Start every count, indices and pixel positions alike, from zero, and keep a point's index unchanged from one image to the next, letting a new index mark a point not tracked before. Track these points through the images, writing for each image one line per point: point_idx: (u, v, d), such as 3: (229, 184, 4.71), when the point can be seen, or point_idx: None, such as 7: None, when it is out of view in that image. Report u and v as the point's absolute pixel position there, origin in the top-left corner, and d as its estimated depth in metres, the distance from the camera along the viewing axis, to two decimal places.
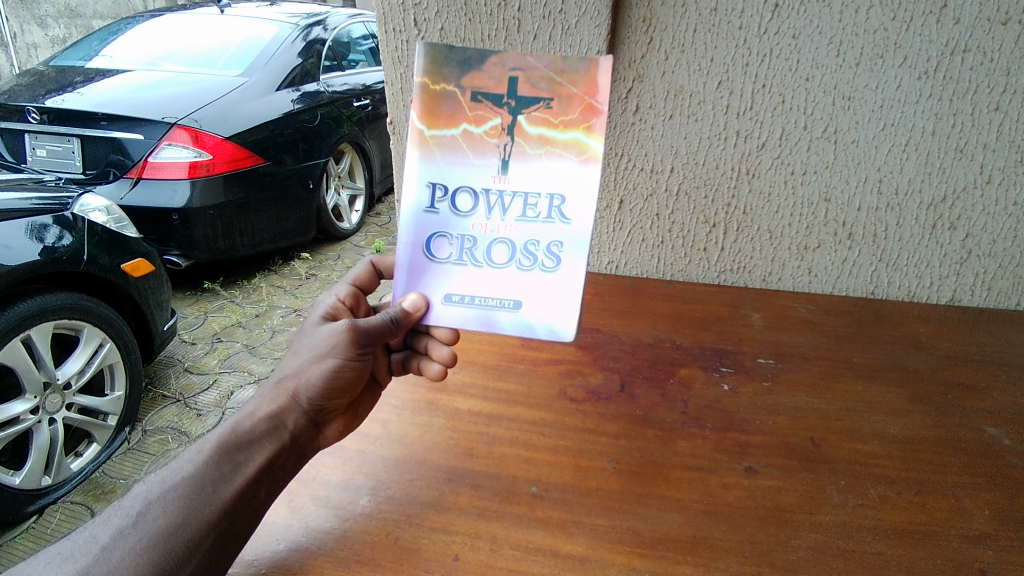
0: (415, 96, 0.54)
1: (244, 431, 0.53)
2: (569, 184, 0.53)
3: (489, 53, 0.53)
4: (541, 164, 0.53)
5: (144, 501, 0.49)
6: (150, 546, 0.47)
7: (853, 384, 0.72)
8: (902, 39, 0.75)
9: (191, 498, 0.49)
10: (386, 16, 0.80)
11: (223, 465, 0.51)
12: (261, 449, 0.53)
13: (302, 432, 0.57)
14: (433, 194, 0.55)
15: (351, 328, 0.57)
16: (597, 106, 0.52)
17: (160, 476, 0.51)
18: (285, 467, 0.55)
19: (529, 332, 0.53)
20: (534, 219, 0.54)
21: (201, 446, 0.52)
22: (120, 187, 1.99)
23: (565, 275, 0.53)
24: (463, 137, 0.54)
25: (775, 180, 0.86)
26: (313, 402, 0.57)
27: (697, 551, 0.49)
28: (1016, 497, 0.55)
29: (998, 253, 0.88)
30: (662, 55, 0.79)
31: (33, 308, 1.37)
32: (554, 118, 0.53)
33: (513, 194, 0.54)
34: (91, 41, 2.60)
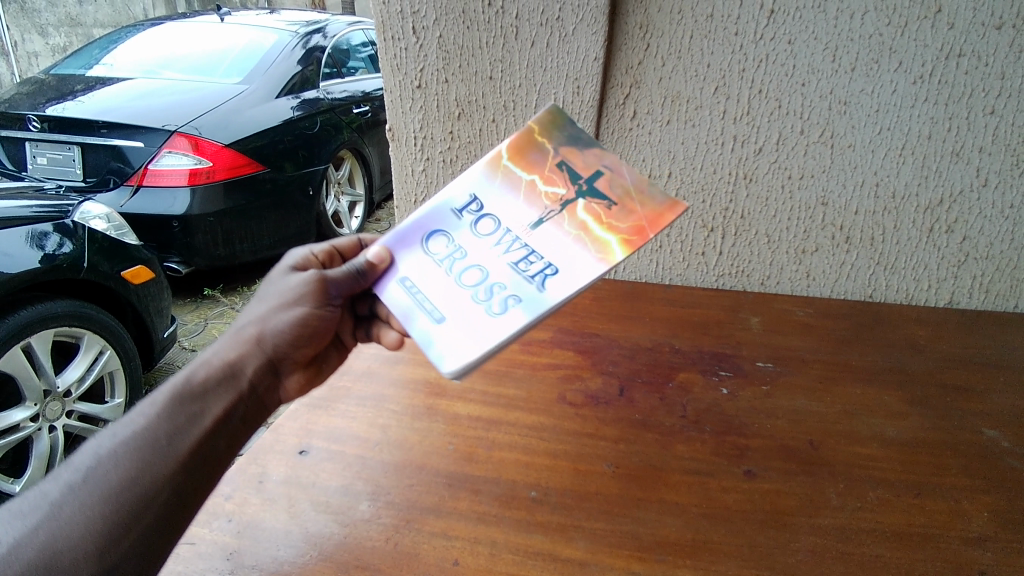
0: (522, 133, 0.61)
1: (200, 380, 0.53)
2: (569, 267, 0.52)
3: (596, 142, 0.58)
4: (562, 241, 0.54)
5: (93, 456, 0.47)
6: (101, 499, 0.44)
7: (852, 387, 0.72)
8: (897, 43, 0.75)
9: (143, 451, 0.47)
10: (385, 24, 0.82)
11: (177, 414, 0.50)
12: (219, 399, 0.53)
13: (261, 384, 0.57)
14: (468, 203, 0.59)
15: (318, 279, 0.61)
16: (648, 232, 0.51)
17: (110, 432, 0.49)
18: (244, 419, 0.55)
19: (424, 347, 0.51)
20: (519, 275, 0.53)
21: (154, 398, 0.51)
22: (120, 195, 2.00)
23: (496, 322, 0.50)
24: (527, 184, 0.58)
25: (772, 185, 0.87)
26: (275, 350, 0.59)
27: (696, 555, 0.49)
28: (1015, 498, 0.56)
29: (996, 256, 0.88)
30: (659, 61, 0.80)
31: (33, 316, 1.38)
32: (605, 217, 0.54)
33: (523, 243, 0.55)
34: (91, 49, 2.62)
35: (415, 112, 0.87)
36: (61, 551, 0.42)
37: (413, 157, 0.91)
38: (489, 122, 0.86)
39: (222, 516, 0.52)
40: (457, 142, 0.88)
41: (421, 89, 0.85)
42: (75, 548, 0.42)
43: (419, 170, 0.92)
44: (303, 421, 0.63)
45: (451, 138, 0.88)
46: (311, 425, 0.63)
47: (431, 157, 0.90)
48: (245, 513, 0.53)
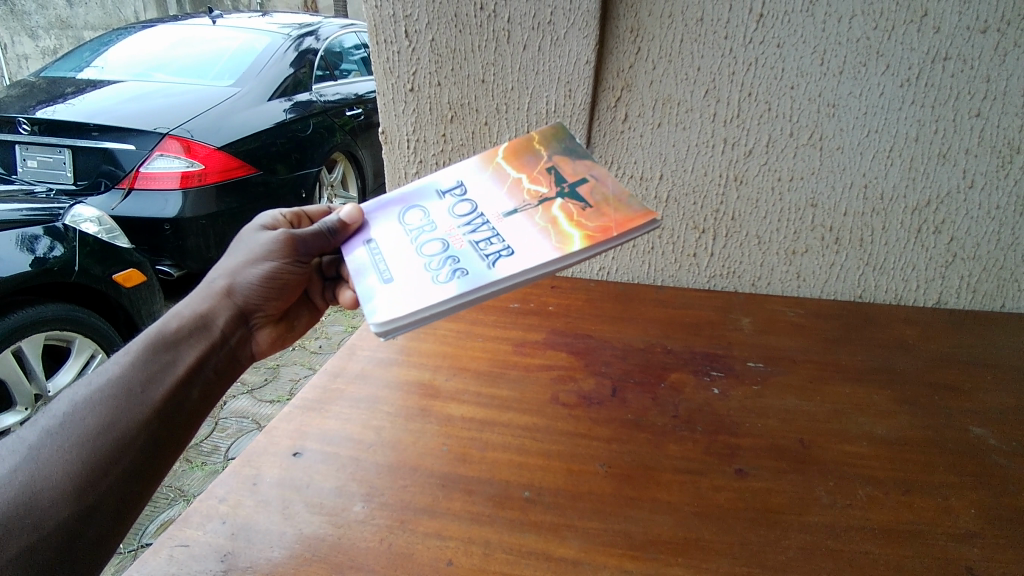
0: (523, 139, 0.71)
1: (173, 331, 0.60)
2: (525, 248, 0.56)
3: (587, 157, 0.66)
4: (529, 228, 0.59)
5: (71, 404, 0.52)
6: (78, 444, 0.50)
7: (841, 386, 0.73)
8: (884, 47, 0.77)
9: (119, 399, 0.53)
10: (377, 27, 0.82)
11: (152, 362, 0.57)
12: (190, 349, 0.60)
13: (230, 335, 0.65)
14: (453, 189, 0.68)
15: (287, 233, 0.67)
16: (611, 231, 0.55)
17: (85, 382, 0.55)
18: (216, 367, 0.62)
19: (365, 299, 0.56)
20: (475, 252, 0.58)
21: (130, 348, 0.57)
22: (112, 198, 1.98)
23: (437, 287, 0.54)
24: (514, 180, 0.66)
25: (762, 187, 0.88)
26: (246, 302, 0.66)
27: (688, 553, 0.49)
28: (1001, 495, 0.56)
29: (983, 256, 0.89)
30: (650, 64, 0.81)
31: (24, 319, 1.38)
32: (577, 217, 0.59)
33: (491, 226, 0.61)
34: (82, 52, 2.60)
35: (408, 115, 0.88)
36: (40, 491, 0.47)
37: (406, 160, 0.91)
38: (481, 125, 0.87)
39: (216, 518, 0.52)
40: (450, 145, 0.89)
41: (414, 92, 0.86)
42: (54, 488, 0.48)
43: (412, 173, 0.92)
44: (297, 423, 0.64)
45: (444, 141, 0.89)
46: (305, 427, 0.63)
47: (424, 160, 0.91)
48: (239, 515, 0.53)
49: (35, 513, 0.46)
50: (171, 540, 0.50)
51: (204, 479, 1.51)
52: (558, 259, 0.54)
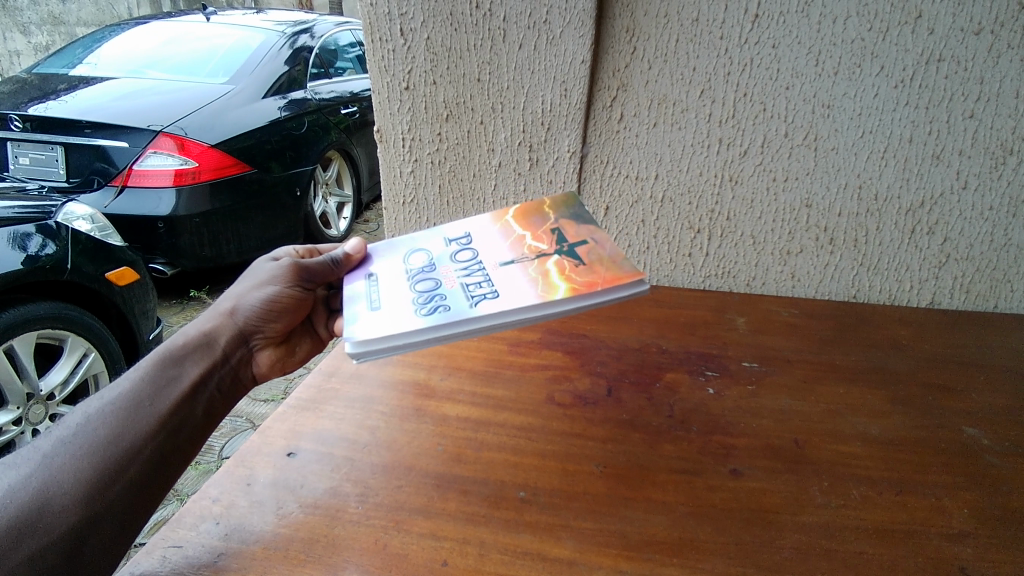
0: (536, 202, 0.74)
1: (179, 348, 0.62)
2: (510, 294, 0.57)
3: (592, 222, 0.67)
4: (521, 277, 0.60)
5: (84, 416, 0.54)
6: (91, 453, 0.51)
7: (836, 386, 0.73)
8: (878, 48, 0.77)
9: (128, 411, 0.55)
10: (372, 25, 0.82)
11: (159, 376, 0.59)
12: (195, 365, 0.62)
13: (232, 354, 0.67)
14: (460, 236, 0.71)
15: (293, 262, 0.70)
16: (596, 286, 0.55)
17: (99, 396, 0.57)
18: (219, 384, 0.64)
19: (346, 319, 0.58)
20: (462, 293, 0.59)
21: (139, 364, 0.60)
22: (105, 196, 1.98)
23: (418, 318, 0.56)
24: (518, 237, 0.68)
25: (757, 187, 0.88)
26: (248, 323, 0.68)
27: (683, 552, 0.50)
28: (994, 495, 0.57)
29: (976, 257, 0.90)
30: (646, 64, 0.81)
31: (15, 318, 1.36)
32: (569, 271, 0.59)
33: (486, 273, 0.62)
34: (75, 48, 2.59)
35: (403, 114, 0.87)
36: (52, 497, 0.48)
37: (401, 158, 0.91)
38: (477, 124, 0.86)
39: (210, 519, 0.52)
40: (445, 144, 0.89)
41: (409, 90, 0.86)
42: (66, 494, 0.49)
43: (408, 172, 0.92)
44: (291, 423, 0.63)
45: (439, 139, 0.88)
46: (299, 428, 0.63)
47: (420, 159, 0.90)
48: (232, 516, 0.52)
49: (46, 519, 0.47)
50: (165, 541, 0.50)
51: (197, 478, 1.51)
52: (539, 306, 0.55)
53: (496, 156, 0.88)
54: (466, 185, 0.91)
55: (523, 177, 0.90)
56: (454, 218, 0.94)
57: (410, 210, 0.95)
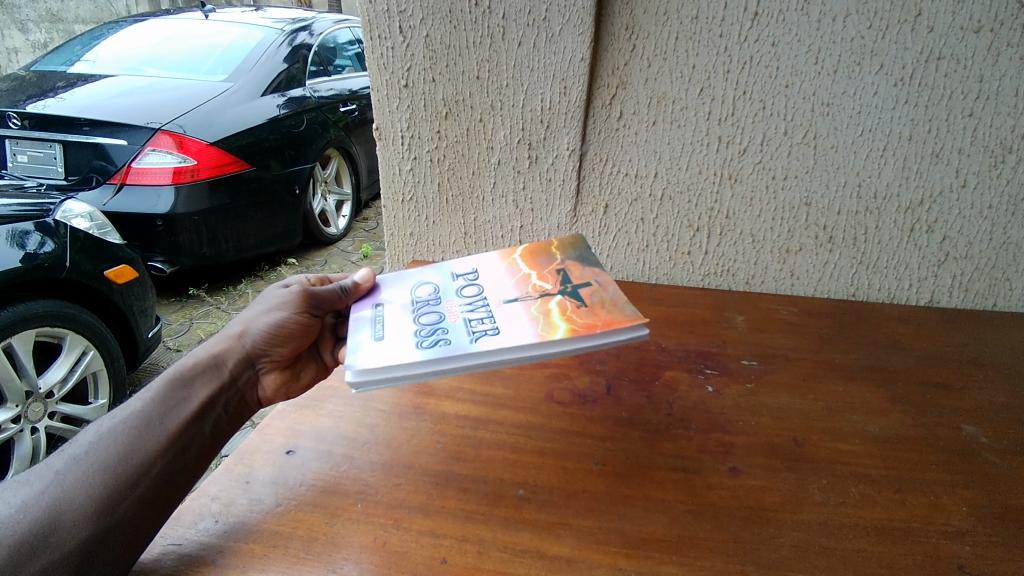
0: (541, 244, 0.78)
1: (188, 369, 0.60)
2: (510, 330, 0.57)
3: (598, 266, 0.69)
4: (522, 315, 0.60)
5: (96, 434, 0.53)
6: (101, 469, 0.50)
7: (835, 384, 0.73)
8: (877, 46, 0.77)
9: (138, 430, 0.53)
10: (372, 22, 0.82)
11: (168, 398, 0.57)
12: (202, 387, 0.59)
13: (241, 378, 0.62)
14: (467, 272, 0.73)
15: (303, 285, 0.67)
16: (595, 328, 0.56)
17: (110, 415, 0.55)
18: (225, 408, 0.60)
19: (348, 348, 0.58)
20: (464, 328, 0.59)
21: (149, 385, 0.58)
22: (104, 193, 1.97)
23: (419, 350, 0.56)
24: (523, 275, 0.70)
25: (756, 185, 0.88)
26: (256, 346, 0.63)
27: (682, 551, 0.49)
28: (993, 493, 0.57)
29: (975, 256, 0.90)
30: (645, 62, 0.81)
31: (14, 316, 1.36)
32: (571, 312, 0.60)
33: (489, 309, 0.63)
34: (74, 45, 2.58)
35: (402, 112, 0.87)
36: (64, 512, 0.48)
37: (400, 156, 0.91)
38: (477, 122, 0.86)
39: (208, 517, 0.52)
40: (444, 142, 0.88)
41: (409, 88, 0.85)
42: (77, 510, 0.48)
43: (407, 170, 0.92)
44: (290, 421, 0.63)
45: (438, 137, 0.88)
46: (298, 426, 0.63)
47: (419, 156, 0.90)
48: (231, 514, 0.52)
49: (58, 533, 0.47)
50: (162, 539, 0.50)
51: None
52: (540, 344, 0.55)
53: (495, 154, 0.88)
54: (465, 183, 0.91)
55: (523, 175, 0.90)
56: (453, 216, 0.95)
57: (409, 208, 0.95)
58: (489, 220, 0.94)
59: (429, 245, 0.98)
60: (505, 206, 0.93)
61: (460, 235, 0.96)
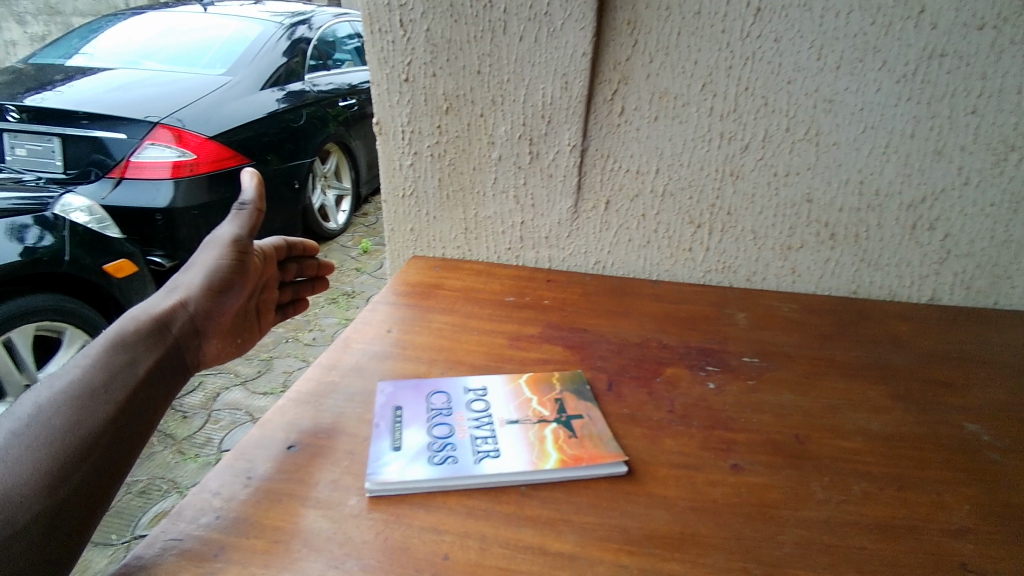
0: None
1: (131, 334, 0.59)
2: (511, 455, 0.58)
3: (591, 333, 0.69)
4: (519, 439, 0.60)
5: (34, 406, 0.50)
6: (47, 442, 0.48)
7: (836, 381, 0.73)
8: (881, 43, 0.76)
9: (84, 399, 0.52)
10: (372, 16, 0.81)
11: (114, 362, 0.55)
12: (149, 353, 0.59)
13: (184, 341, 0.63)
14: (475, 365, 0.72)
15: (239, 242, 0.69)
16: (581, 462, 0.57)
17: (46, 384, 0.53)
18: (171, 371, 0.60)
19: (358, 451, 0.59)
20: (471, 445, 0.60)
21: (87, 352, 0.55)
22: (102, 187, 1.90)
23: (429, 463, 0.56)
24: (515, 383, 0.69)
25: (758, 181, 0.87)
26: (197, 312, 0.65)
27: (684, 547, 0.49)
28: (993, 491, 0.57)
29: (976, 253, 0.90)
30: (647, 57, 0.80)
31: (11, 311, 1.36)
32: (561, 442, 0.60)
33: (493, 425, 0.62)
34: (72, 38, 2.57)
35: (402, 106, 0.87)
36: (7, 488, 0.45)
37: (401, 151, 0.90)
38: (478, 117, 0.86)
39: (209, 512, 0.52)
40: (445, 137, 0.88)
41: (409, 82, 0.85)
42: (22, 483, 0.46)
43: (407, 165, 0.91)
44: (290, 417, 0.63)
45: (439, 132, 0.88)
46: (299, 421, 0.63)
47: (420, 152, 0.90)
48: (232, 509, 0.52)
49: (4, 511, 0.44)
50: (164, 535, 0.49)
51: (197, 471, 1.53)
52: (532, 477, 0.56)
53: (496, 149, 0.88)
54: (467, 178, 0.91)
55: (524, 171, 0.89)
56: (454, 211, 0.94)
57: (410, 202, 0.95)
58: (490, 216, 0.94)
59: (430, 241, 0.98)
60: (505, 201, 0.92)
61: (460, 230, 0.96)
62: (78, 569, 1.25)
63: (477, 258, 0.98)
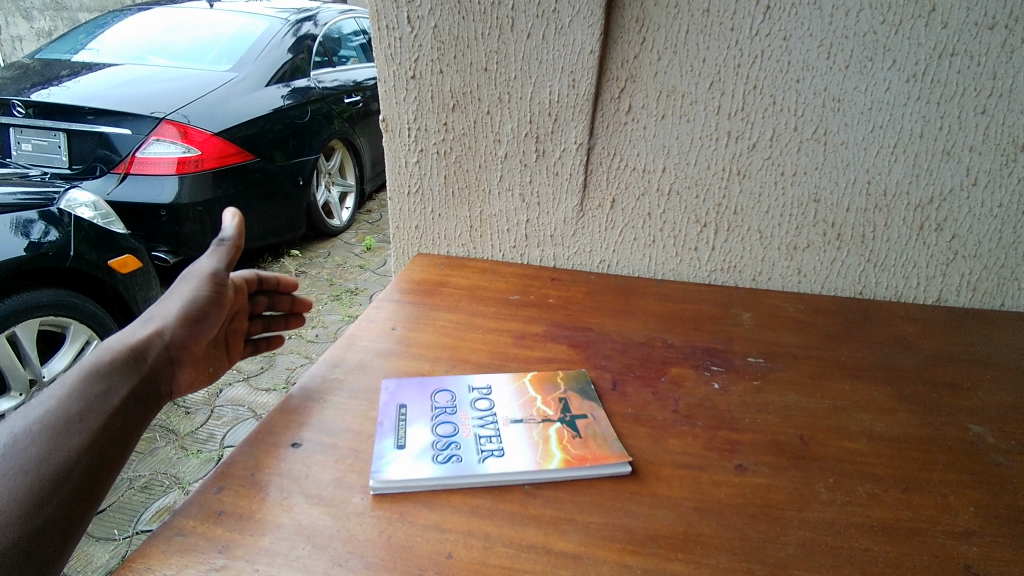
0: None
1: (107, 362, 0.56)
2: (516, 454, 0.58)
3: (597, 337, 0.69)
4: (523, 438, 0.60)
5: (8, 434, 0.48)
6: (22, 470, 0.47)
7: (841, 382, 0.73)
8: (891, 42, 0.76)
9: (57, 427, 0.50)
10: (379, 12, 0.81)
11: (87, 391, 0.53)
12: (123, 382, 0.56)
13: (160, 370, 0.60)
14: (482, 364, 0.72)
15: (216, 277, 0.66)
16: (586, 461, 0.57)
17: (21, 413, 0.51)
18: (147, 401, 0.57)
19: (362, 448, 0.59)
20: (475, 443, 0.60)
21: (61, 380, 0.53)
22: (107, 182, 1.93)
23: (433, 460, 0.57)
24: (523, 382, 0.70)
25: (765, 181, 0.87)
26: (174, 339, 0.61)
27: (688, 548, 0.49)
28: (1000, 494, 0.56)
29: (984, 254, 0.89)
30: (655, 55, 0.80)
31: (16, 305, 1.36)
32: (565, 442, 0.60)
33: (497, 424, 0.62)
34: (78, 34, 2.57)
35: (408, 103, 0.87)
36: None
37: (406, 149, 0.90)
38: (484, 114, 0.86)
39: (213, 508, 0.52)
40: (451, 134, 0.88)
41: (415, 79, 0.85)
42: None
43: (413, 162, 0.91)
44: (295, 414, 0.63)
45: (445, 129, 0.88)
46: (303, 418, 0.63)
47: (425, 149, 0.90)
48: (237, 506, 0.52)
49: None
50: (169, 530, 0.49)
51: (199, 466, 1.54)
52: (535, 477, 0.56)
53: (502, 147, 0.88)
54: (472, 176, 0.91)
55: (530, 169, 0.89)
56: (459, 208, 0.94)
57: (416, 200, 0.95)
58: (495, 214, 0.94)
59: (434, 238, 0.98)
60: (510, 199, 0.92)
61: (465, 228, 0.96)
62: (82, 563, 1.26)
63: (481, 256, 0.98)
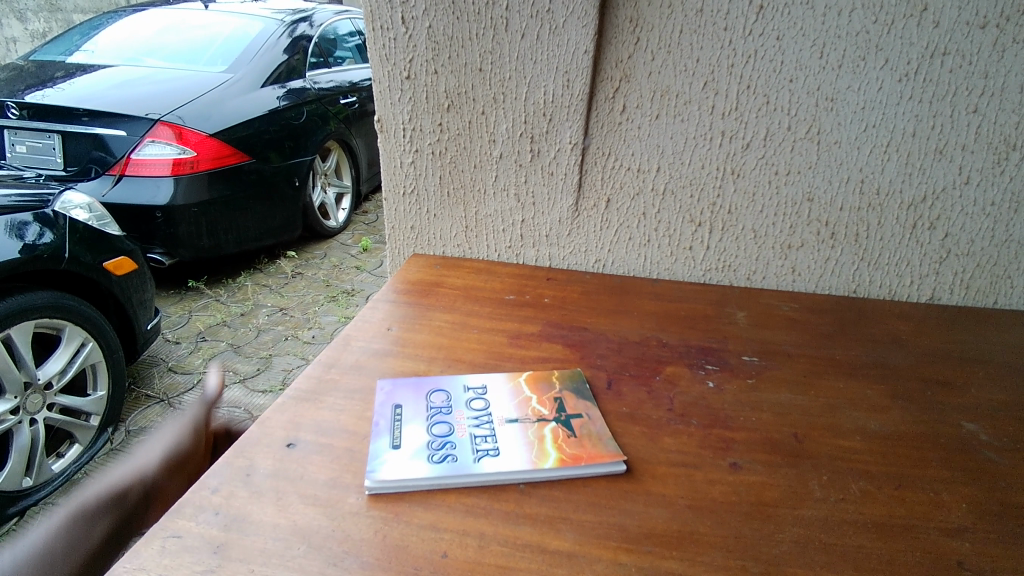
0: None
1: (90, 507, 0.58)
2: (512, 453, 0.58)
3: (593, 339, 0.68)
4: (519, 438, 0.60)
5: None
6: None
7: (835, 381, 0.73)
8: (883, 41, 0.76)
9: (45, 565, 0.52)
10: (374, 12, 0.81)
11: (72, 533, 0.55)
12: (103, 521, 0.58)
13: (138, 505, 0.61)
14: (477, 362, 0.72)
15: (199, 427, 0.70)
16: (581, 460, 0.57)
17: (9, 553, 0.53)
18: (127, 532, 0.59)
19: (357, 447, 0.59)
20: (471, 442, 0.60)
21: (50, 521, 0.56)
22: (102, 184, 1.95)
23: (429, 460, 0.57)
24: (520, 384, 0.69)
25: (759, 180, 0.87)
26: (153, 484, 0.63)
27: (683, 545, 0.49)
28: (992, 490, 0.57)
29: (977, 253, 0.90)
30: (649, 55, 0.80)
31: (12, 308, 1.34)
32: (560, 441, 0.60)
33: (493, 423, 0.63)
34: (72, 35, 2.56)
35: (403, 104, 0.87)
36: None
37: (402, 149, 0.90)
38: (479, 115, 0.86)
39: (209, 509, 0.52)
40: (446, 134, 0.88)
41: (410, 80, 0.85)
42: None
43: (408, 162, 0.91)
44: (291, 414, 0.63)
45: (440, 130, 0.88)
46: (299, 419, 0.63)
47: (420, 149, 0.90)
48: (233, 506, 0.52)
49: None
50: (164, 531, 0.49)
51: None
52: (530, 477, 0.56)
53: (497, 147, 0.88)
54: (467, 176, 0.91)
55: (525, 169, 0.89)
56: (454, 209, 0.94)
57: (411, 200, 0.95)
58: (490, 214, 0.94)
59: (430, 239, 0.98)
60: (506, 199, 0.92)
61: (460, 228, 0.96)
62: None
63: (477, 256, 0.98)
